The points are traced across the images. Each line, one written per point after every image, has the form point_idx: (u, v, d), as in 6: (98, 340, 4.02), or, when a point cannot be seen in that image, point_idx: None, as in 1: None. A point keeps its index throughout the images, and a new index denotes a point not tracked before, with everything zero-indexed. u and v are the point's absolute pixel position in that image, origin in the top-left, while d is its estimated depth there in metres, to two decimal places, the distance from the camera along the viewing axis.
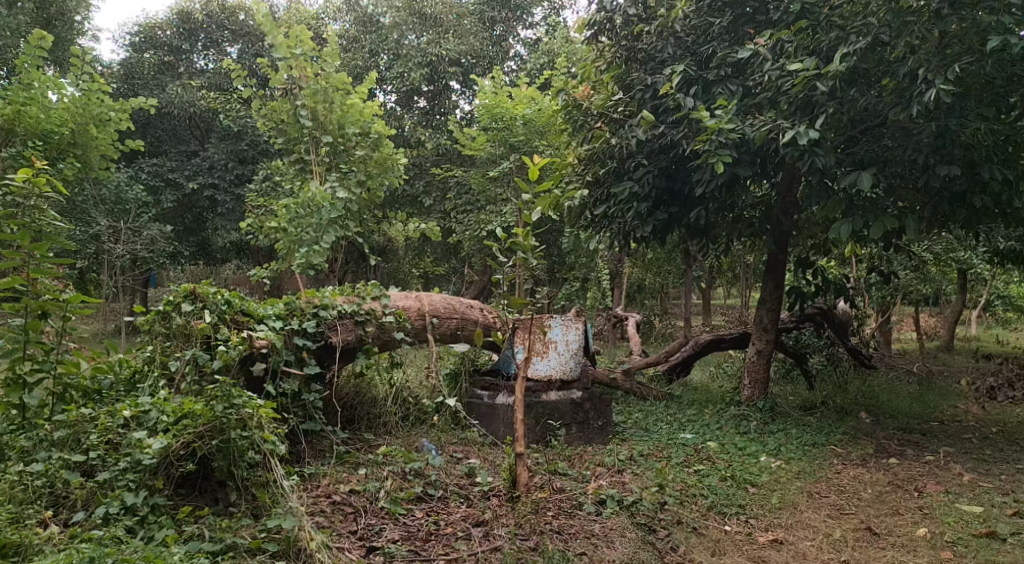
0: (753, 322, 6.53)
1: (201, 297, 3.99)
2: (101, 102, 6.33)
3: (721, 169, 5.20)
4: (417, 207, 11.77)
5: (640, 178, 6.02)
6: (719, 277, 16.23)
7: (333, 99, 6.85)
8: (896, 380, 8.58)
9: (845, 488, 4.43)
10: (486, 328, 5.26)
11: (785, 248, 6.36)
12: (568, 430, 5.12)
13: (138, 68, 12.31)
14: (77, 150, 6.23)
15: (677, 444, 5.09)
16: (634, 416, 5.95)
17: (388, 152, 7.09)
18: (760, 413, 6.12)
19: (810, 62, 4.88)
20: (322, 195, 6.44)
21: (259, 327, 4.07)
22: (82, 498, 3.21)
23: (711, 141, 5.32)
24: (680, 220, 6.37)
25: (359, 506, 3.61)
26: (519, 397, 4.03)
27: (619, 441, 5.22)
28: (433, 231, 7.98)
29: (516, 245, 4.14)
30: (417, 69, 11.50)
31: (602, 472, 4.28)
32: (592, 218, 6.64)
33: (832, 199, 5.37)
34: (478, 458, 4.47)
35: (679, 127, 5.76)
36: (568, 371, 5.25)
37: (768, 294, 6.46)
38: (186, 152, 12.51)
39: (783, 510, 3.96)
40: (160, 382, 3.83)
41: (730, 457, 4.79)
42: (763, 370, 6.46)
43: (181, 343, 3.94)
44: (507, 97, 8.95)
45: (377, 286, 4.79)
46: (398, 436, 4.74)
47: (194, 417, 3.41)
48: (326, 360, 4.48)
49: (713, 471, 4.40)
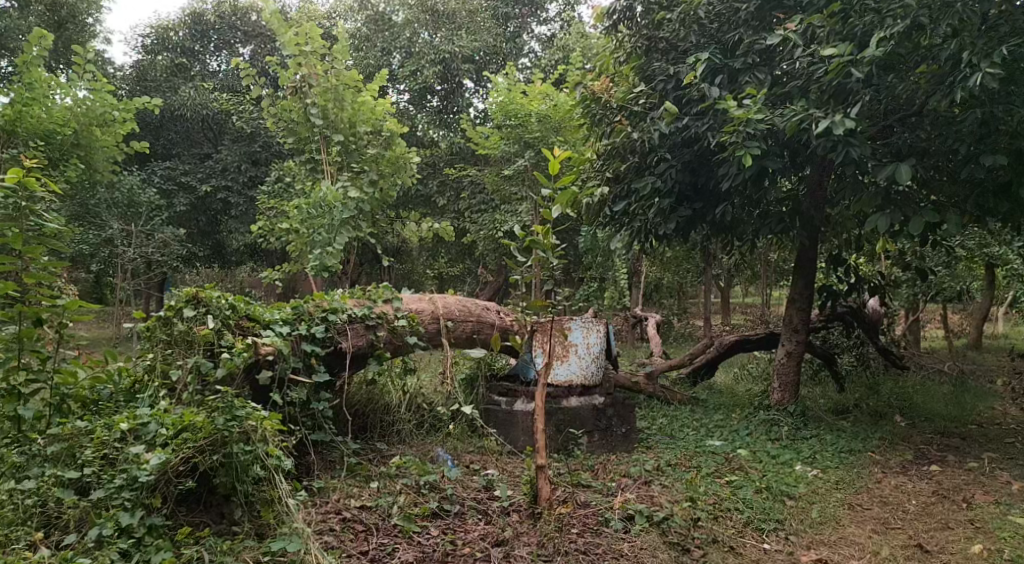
0: (782, 322, 6.25)
1: (203, 302, 3.80)
2: (105, 102, 6.18)
3: (749, 162, 4.94)
4: (431, 208, 11.58)
5: (663, 173, 5.77)
6: (739, 276, 15.95)
7: (344, 97, 6.65)
8: (928, 380, 8.26)
9: (888, 500, 4.15)
10: (503, 331, 5.03)
11: (815, 245, 6.08)
12: (590, 438, 4.89)
13: (150, 70, 12.17)
14: (80, 150, 6.10)
15: (705, 452, 4.84)
16: (659, 422, 5.70)
17: (401, 150, 6.90)
18: (790, 418, 5.85)
19: (845, 47, 4.61)
20: (333, 194, 6.24)
21: (264, 333, 3.85)
22: (75, 518, 3.00)
23: (738, 133, 5.07)
24: (704, 217, 6.13)
25: (371, 524, 3.39)
26: (539, 405, 3.79)
27: (644, 449, 4.97)
28: (448, 231, 7.77)
29: (535, 245, 3.92)
30: (430, 67, 11.34)
31: (629, 484, 4.04)
32: (612, 215, 6.40)
33: (867, 192, 5.09)
34: (497, 469, 4.24)
35: (703, 118, 5.50)
36: (589, 376, 5.01)
37: (797, 293, 6.19)
38: (199, 155, 12.35)
39: (824, 525, 3.70)
40: (160, 393, 3.60)
41: (763, 466, 4.53)
42: (793, 372, 6.18)
43: (183, 350, 3.72)
44: (522, 94, 8.71)
45: (389, 288, 4.56)
46: (411, 446, 4.52)
47: (195, 430, 3.20)
48: (336, 367, 4.27)
49: (748, 482, 4.14)
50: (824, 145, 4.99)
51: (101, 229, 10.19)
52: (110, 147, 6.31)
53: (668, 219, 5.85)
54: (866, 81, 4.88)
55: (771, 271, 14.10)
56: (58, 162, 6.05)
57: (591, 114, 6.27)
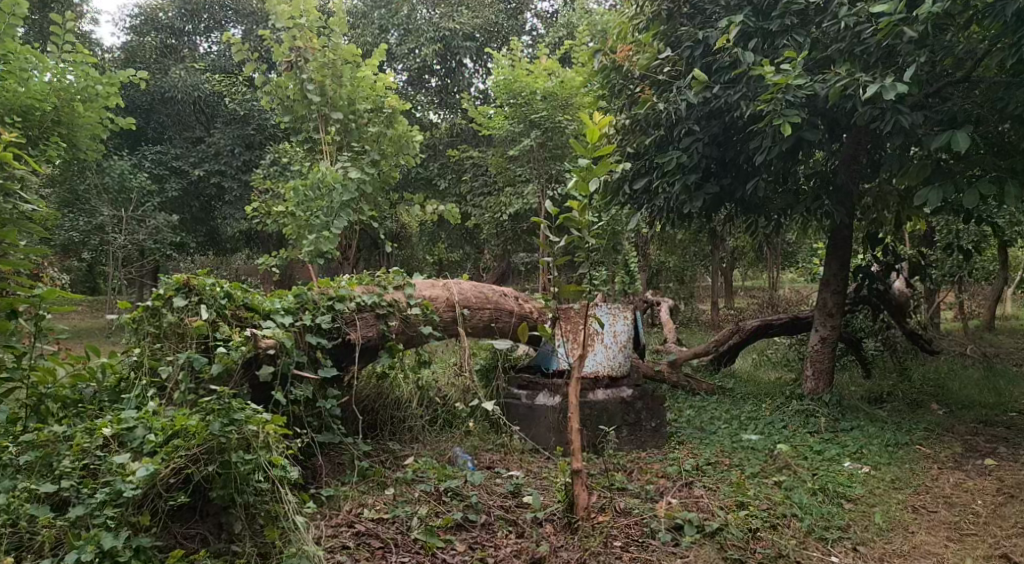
0: (816, 307, 5.87)
1: (196, 290, 3.41)
2: (87, 75, 5.77)
3: (789, 132, 4.56)
4: (431, 191, 11.15)
5: (689, 147, 5.37)
6: (743, 259, 15.57)
7: (342, 73, 6.18)
8: (958, 363, 7.90)
9: (953, 500, 3.81)
10: (523, 319, 4.65)
11: (851, 224, 5.69)
12: (618, 433, 4.53)
13: (140, 52, 11.83)
14: (61, 129, 5.70)
15: (744, 450, 4.46)
16: (687, 415, 5.34)
17: (403, 128, 6.47)
18: (827, 408, 5.48)
19: (897, 4, 4.21)
20: (332, 174, 5.81)
21: (264, 324, 3.45)
22: (51, 540, 2.59)
23: (776, 101, 4.71)
24: (732, 194, 5.74)
25: (388, 539, 3.02)
26: (574, 401, 3.40)
27: (676, 445, 4.59)
28: (453, 213, 7.34)
29: (567, 224, 3.52)
30: (429, 45, 10.92)
31: (669, 486, 3.67)
32: (632, 192, 6.00)
33: (916, 164, 4.70)
34: (522, 471, 3.87)
35: (736, 86, 5.10)
36: (616, 367, 4.63)
37: (832, 275, 5.81)
38: (192, 139, 11.83)
39: (892, 533, 3.37)
40: (148, 392, 3.21)
41: (811, 463, 4.18)
42: (827, 360, 5.80)
43: (174, 344, 3.33)
44: (526, 71, 8.20)
45: (399, 273, 4.17)
46: (426, 445, 4.15)
47: (186, 436, 2.81)
48: (344, 361, 3.87)
49: (799, 482, 3.78)
50: (870, 112, 4.62)
51: (91, 215, 9.93)
52: (94, 125, 5.90)
53: (694, 197, 5.46)
54: (921, 41, 4.48)
55: (781, 251, 13.68)
56: (37, 141, 5.64)
57: (611, 85, 6.00)
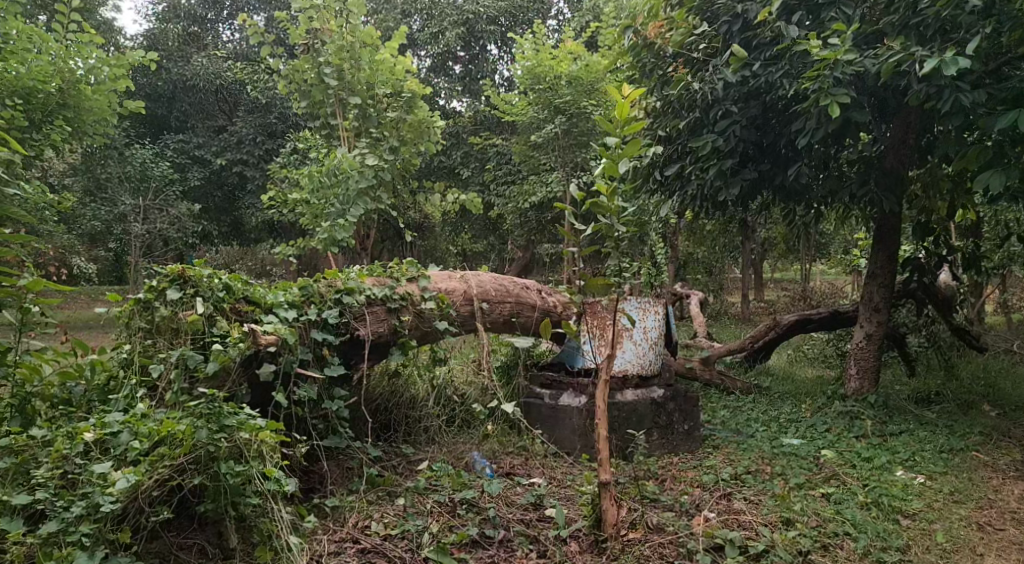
0: (861, 301, 5.49)
1: (192, 282, 3.14)
2: (93, 56, 5.60)
3: (836, 111, 4.21)
4: (454, 180, 10.87)
5: (725, 130, 5.01)
6: (774, 250, 15.10)
7: (360, 56, 5.87)
8: (1008, 360, 7.44)
9: (1021, 516, 3.45)
10: (546, 313, 4.35)
11: (899, 212, 5.30)
12: (648, 437, 4.21)
13: (161, 39, 11.48)
14: (67, 112, 5.55)
15: (785, 456, 4.13)
16: (722, 416, 5.02)
17: (424, 114, 6.13)
18: (872, 410, 5.12)
19: None
20: (348, 161, 5.53)
21: (265, 319, 3.18)
22: (21, 559, 2.34)
23: (822, 78, 4.33)
24: (771, 180, 5.37)
25: (396, 558, 2.75)
26: (601, 406, 3.08)
27: (710, 450, 4.28)
28: (474, 202, 7.04)
29: (594, 210, 3.19)
30: (452, 29, 10.63)
31: (704, 498, 3.37)
32: (663, 178, 5.65)
33: (974, 147, 4.31)
34: (544, 479, 3.59)
35: (777, 63, 4.73)
36: (647, 365, 4.30)
37: (878, 268, 5.43)
38: (214, 127, 11.65)
39: (957, 555, 3.03)
40: (138, 393, 2.95)
41: (860, 473, 3.84)
42: (872, 359, 5.43)
43: (168, 340, 3.08)
44: (551, 53, 7.91)
45: (414, 264, 3.88)
46: (442, 447, 3.89)
47: (172, 443, 2.54)
48: (352, 358, 3.59)
49: (848, 495, 3.46)
50: (925, 91, 4.24)
51: (113, 204, 9.84)
52: (102, 109, 5.79)
53: (730, 183, 5.09)
54: (985, 11, 4.06)
55: (815, 242, 13.21)
56: (42, 125, 5.46)
57: (642, 63, 5.56)
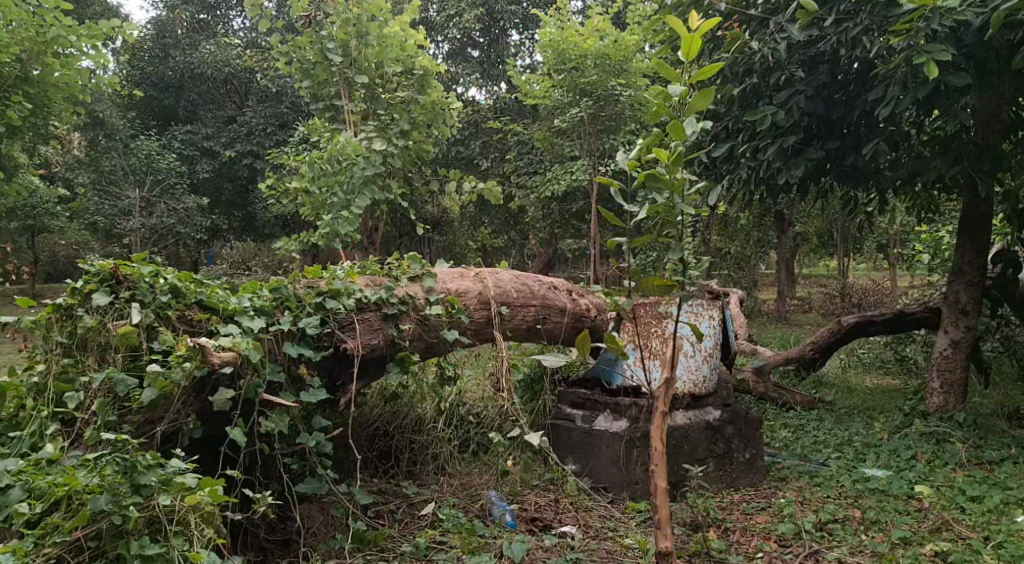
0: (945, 301, 4.70)
1: (128, 283, 2.44)
2: (59, 23, 4.92)
3: (934, 71, 3.44)
4: (472, 171, 10.10)
5: (787, 101, 4.24)
6: (807, 245, 14.22)
7: (368, 31, 5.08)
8: None
9: None
10: (577, 320, 3.64)
11: (991, 199, 4.51)
12: (704, 468, 3.48)
13: (168, 28, 10.58)
14: (29, 88, 4.91)
15: (873, 494, 3.38)
16: (787, 442, 4.26)
17: (438, 94, 5.26)
18: (965, 430, 4.33)
19: None
20: (352, 144, 4.76)
21: (221, 331, 2.47)
22: None
23: (915, 33, 3.57)
24: (836, 160, 4.60)
25: None
26: (658, 448, 2.31)
27: (777, 485, 3.53)
28: (494, 192, 6.18)
29: (652, 185, 2.42)
30: (470, 10, 9.88)
31: (784, 560, 2.73)
32: (711, 159, 4.86)
33: None
34: (579, 528, 2.88)
35: (856, 18, 3.96)
36: (702, 382, 3.57)
37: (965, 264, 4.62)
38: (224, 118, 11.00)
39: None
40: (48, 431, 2.24)
41: (975, 519, 3.08)
42: (959, 370, 4.63)
43: (96, 357, 2.37)
44: (575, 30, 6.81)
45: (418, 260, 3.16)
46: (451, 485, 3.20)
47: (68, 510, 1.92)
48: (335, 377, 2.87)
49: (972, 557, 2.71)
50: None
51: (116, 199, 9.21)
52: (70, 86, 5.13)
53: (793, 164, 4.27)
54: None
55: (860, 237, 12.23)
56: None
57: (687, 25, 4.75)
